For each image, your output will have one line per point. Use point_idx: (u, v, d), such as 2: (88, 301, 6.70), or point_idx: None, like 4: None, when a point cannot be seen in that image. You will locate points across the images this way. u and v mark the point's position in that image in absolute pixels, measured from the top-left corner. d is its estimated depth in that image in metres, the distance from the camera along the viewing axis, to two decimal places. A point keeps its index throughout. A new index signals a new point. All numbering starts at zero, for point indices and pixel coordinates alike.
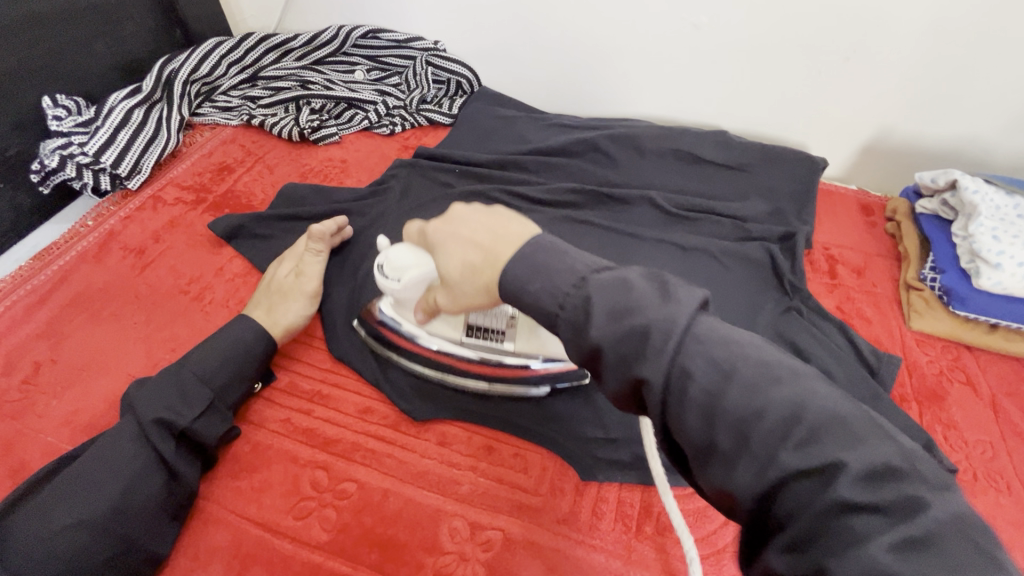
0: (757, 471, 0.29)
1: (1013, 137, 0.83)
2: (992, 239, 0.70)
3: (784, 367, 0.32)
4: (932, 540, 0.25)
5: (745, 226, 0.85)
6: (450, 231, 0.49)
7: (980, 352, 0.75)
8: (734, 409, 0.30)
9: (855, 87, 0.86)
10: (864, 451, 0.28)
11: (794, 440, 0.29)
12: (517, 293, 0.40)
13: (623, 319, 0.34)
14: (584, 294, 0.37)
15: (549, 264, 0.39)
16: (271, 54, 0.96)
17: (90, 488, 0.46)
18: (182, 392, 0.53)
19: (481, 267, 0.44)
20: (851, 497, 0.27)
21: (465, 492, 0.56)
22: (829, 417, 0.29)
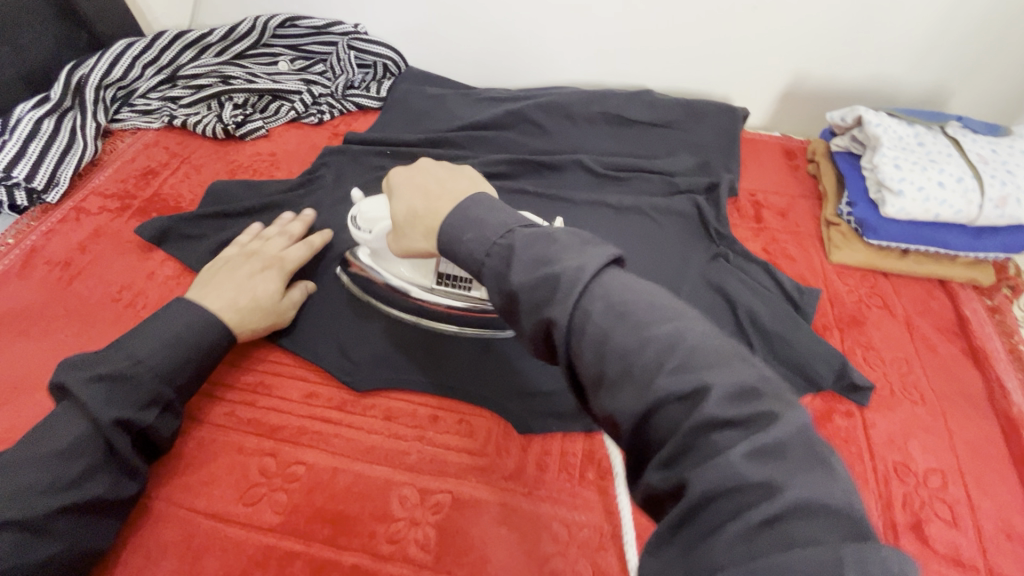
0: (637, 393, 0.32)
1: (916, 69, 0.89)
2: (893, 168, 0.70)
3: (666, 312, 0.35)
4: (777, 449, 0.28)
5: (673, 180, 0.85)
6: (407, 177, 0.56)
7: (896, 278, 0.76)
8: (622, 346, 0.33)
9: (761, 36, 0.89)
10: (731, 374, 0.31)
11: (670, 367, 0.32)
12: (452, 245, 0.44)
13: (540, 268, 0.37)
14: (508, 243, 0.40)
15: (481, 222, 0.43)
16: (188, 52, 0.95)
17: (35, 485, 0.46)
18: (134, 391, 0.53)
19: (419, 215, 0.52)
20: (716, 416, 0.29)
21: (413, 462, 0.58)
22: (700, 348, 0.32)
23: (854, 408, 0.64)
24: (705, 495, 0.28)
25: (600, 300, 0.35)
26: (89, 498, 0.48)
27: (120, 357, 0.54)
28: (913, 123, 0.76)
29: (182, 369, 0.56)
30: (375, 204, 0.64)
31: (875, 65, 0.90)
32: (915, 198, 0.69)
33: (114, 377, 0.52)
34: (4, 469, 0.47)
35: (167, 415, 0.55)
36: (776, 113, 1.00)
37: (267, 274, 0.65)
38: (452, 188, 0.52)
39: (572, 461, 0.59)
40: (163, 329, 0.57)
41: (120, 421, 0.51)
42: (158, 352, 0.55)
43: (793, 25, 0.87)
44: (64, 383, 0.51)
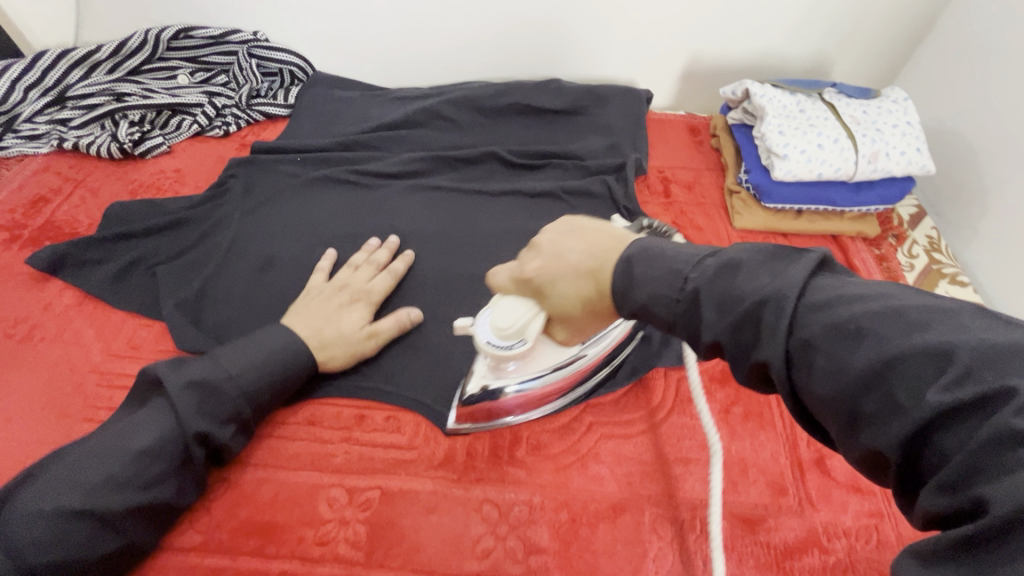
0: (893, 408, 0.29)
1: (797, 43, 0.96)
2: (778, 134, 0.75)
3: (911, 309, 0.31)
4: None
5: (584, 163, 0.88)
6: (551, 255, 0.52)
7: (793, 237, 0.81)
8: (870, 361, 0.30)
9: (656, 20, 0.93)
10: (1016, 372, 0.26)
11: (934, 379, 0.28)
12: (633, 309, 0.43)
13: (732, 304, 0.36)
14: (692, 289, 0.39)
15: (649, 274, 0.42)
16: (76, 71, 0.91)
17: (114, 479, 0.47)
18: (218, 403, 0.53)
19: (599, 301, 0.48)
20: (1013, 420, 0.25)
21: (340, 463, 0.58)
22: (972, 348, 0.28)
23: None
24: (1013, 515, 0.24)
25: (818, 317, 0.32)
26: (155, 501, 0.49)
27: (215, 366, 0.55)
28: (794, 93, 0.81)
29: (265, 389, 0.56)
30: (503, 310, 0.53)
31: (761, 41, 0.96)
32: (799, 160, 0.74)
33: (203, 384, 0.53)
34: (89, 459, 0.48)
35: (241, 433, 0.56)
36: (679, 93, 1.04)
37: (354, 307, 0.65)
38: (601, 245, 0.49)
39: (500, 443, 0.60)
40: (255, 350, 0.57)
41: (201, 434, 0.52)
42: (249, 369, 0.56)
43: (683, 9, 0.91)
44: (165, 379, 0.52)
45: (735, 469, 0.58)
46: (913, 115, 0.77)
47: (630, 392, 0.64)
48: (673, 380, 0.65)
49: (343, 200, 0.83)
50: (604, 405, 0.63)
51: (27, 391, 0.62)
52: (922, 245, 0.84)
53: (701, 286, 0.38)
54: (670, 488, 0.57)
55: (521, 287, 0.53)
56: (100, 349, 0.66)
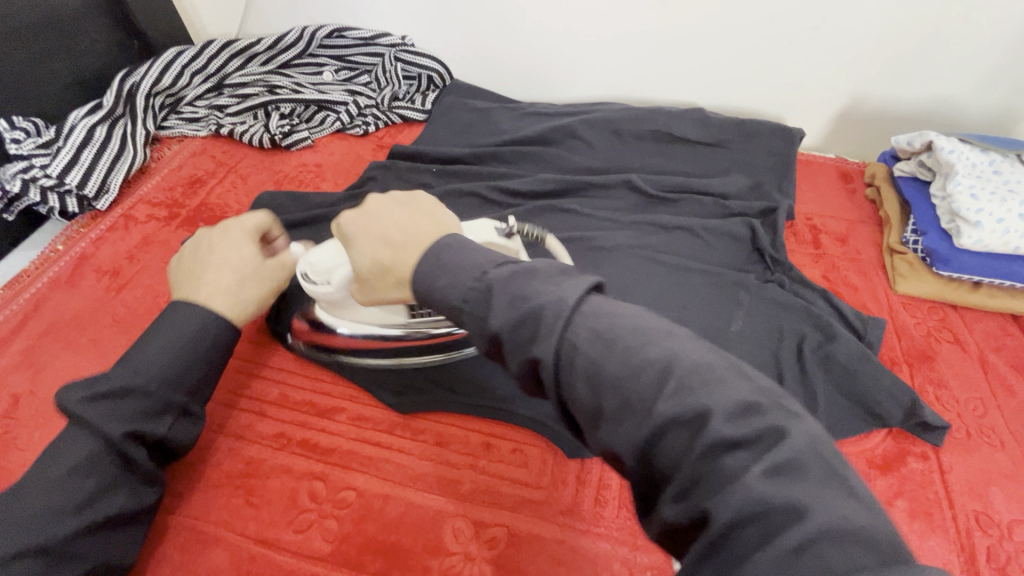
0: (642, 423, 0.29)
1: (980, 93, 0.86)
2: (970, 197, 0.67)
3: (657, 327, 0.33)
4: (795, 465, 0.26)
5: (726, 202, 0.82)
6: (365, 219, 0.47)
7: (965, 310, 0.72)
8: (624, 374, 0.30)
9: (820, 55, 0.86)
10: (728, 390, 0.29)
11: (669, 389, 0.29)
12: (427, 293, 0.38)
13: (518, 307, 0.33)
14: (485, 285, 0.36)
15: (440, 265, 0.38)
16: (236, 60, 0.96)
17: (51, 508, 0.43)
18: (139, 402, 0.48)
19: (391, 267, 0.44)
20: (731, 439, 0.27)
21: (466, 491, 0.56)
22: (694, 366, 0.30)
23: (929, 449, 0.60)
24: (732, 526, 0.25)
25: (584, 331, 0.32)
26: (106, 514, 0.46)
27: (122, 371, 0.49)
28: (988, 150, 0.73)
29: (193, 374, 0.52)
30: (322, 251, 0.56)
31: (939, 88, 0.87)
32: (994, 230, 0.66)
33: (108, 392, 0.47)
34: (9, 496, 0.43)
35: (181, 419, 0.52)
36: (830, 135, 0.97)
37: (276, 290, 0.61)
38: (420, 227, 0.46)
39: (631, 497, 0.56)
40: (160, 341, 0.51)
41: (132, 433, 0.47)
42: (162, 360, 0.50)
43: (853, 45, 0.84)
44: (61, 400, 0.46)
45: None
46: None
47: None
48: None
49: (475, 215, 0.82)
50: None
51: None
52: None
53: (494, 283, 0.35)
54: None
55: (339, 236, 0.55)
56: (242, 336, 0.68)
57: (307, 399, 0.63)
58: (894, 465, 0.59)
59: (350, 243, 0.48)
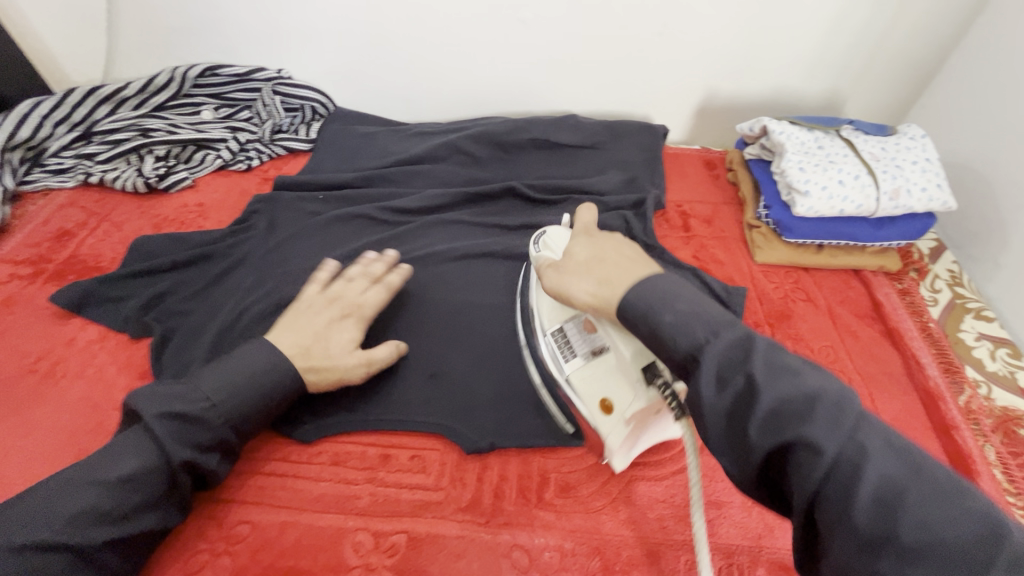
0: (842, 499, 0.33)
1: (810, 81, 0.98)
2: (798, 170, 0.76)
3: (846, 417, 0.35)
4: (935, 560, 0.31)
5: (602, 198, 0.88)
6: (605, 241, 0.54)
7: (815, 271, 0.81)
8: (837, 457, 0.34)
9: (671, 58, 0.95)
10: (902, 492, 0.33)
11: (837, 477, 0.34)
12: (652, 319, 0.43)
13: (730, 388, 0.38)
14: (701, 348, 0.40)
15: (661, 314, 0.43)
16: (104, 107, 0.93)
17: (104, 509, 0.46)
18: (200, 431, 0.52)
19: (610, 275, 0.49)
20: (928, 528, 0.31)
21: (365, 505, 0.56)
22: (867, 466, 0.33)
23: None
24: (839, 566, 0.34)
25: (770, 415, 0.36)
26: (138, 530, 0.48)
27: (195, 394, 0.53)
28: (812, 129, 0.82)
29: (247, 414, 0.55)
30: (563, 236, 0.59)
31: (774, 78, 0.98)
32: (821, 197, 0.74)
33: (181, 413, 0.51)
34: (70, 487, 0.46)
35: (223, 457, 0.54)
36: (693, 128, 1.06)
37: (344, 323, 0.63)
38: (636, 257, 0.51)
39: (528, 484, 0.59)
40: (227, 370, 0.55)
41: (185, 462, 0.50)
42: (228, 393, 0.54)
43: (696, 47, 0.93)
44: (137, 407, 0.51)
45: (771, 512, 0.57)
46: (933, 152, 0.77)
47: None
48: None
49: (366, 235, 0.83)
50: None
51: (47, 429, 0.61)
52: (944, 279, 0.83)
53: (711, 349, 0.39)
54: (706, 533, 0.55)
55: (586, 231, 0.57)
56: (120, 385, 0.65)
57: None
58: None
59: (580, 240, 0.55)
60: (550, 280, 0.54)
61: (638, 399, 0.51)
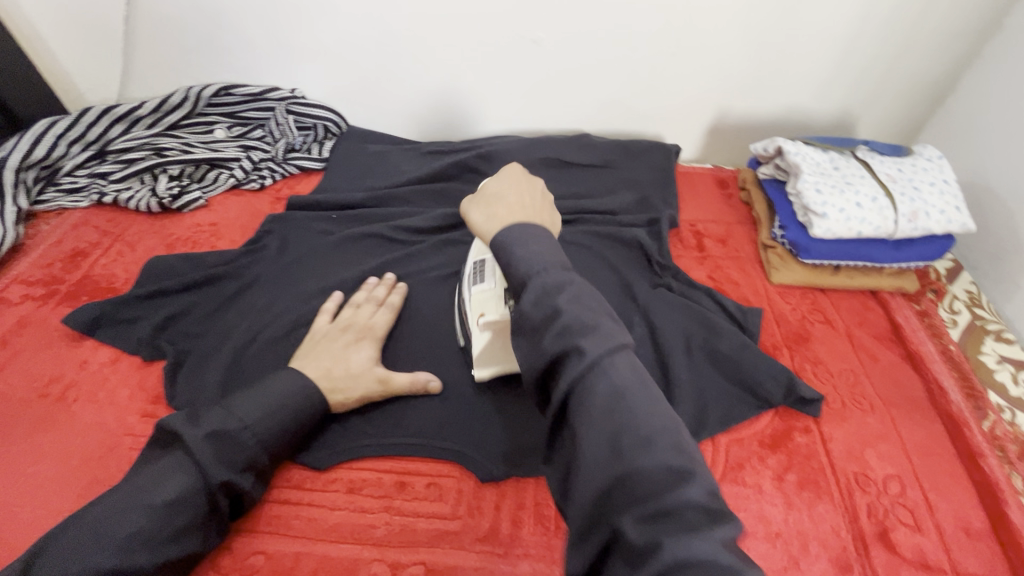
0: (609, 460, 0.35)
1: (822, 100, 0.98)
2: (815, 192, 0.75)
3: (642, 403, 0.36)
4: (677, 532, 0.31)
5: (615, 218, 0.88)
6: (495, 196, 0.52)
7: (831, 292, 0.80)
8: (618, 421, 0.36)
9: (682, 77, 0.95)
10: (670, 466, 0.34)
11: (620, 453, 0.34)
12: (509, 263, 0.44)
13: (545, 301, 0.40)
14: (545, 305, 0.40)
15: (514, 254, 0.45)
16: (117, 126, 0.93)
17: (143, 536, 0.46)
18: (240, 451, 0.52)
19: (508, 230, 0.49)
20: (649, 487, 0.33)
21: (381, 535, 0.55)
22: (651, 448, 0.34)
23: (810, 422, 0.66)
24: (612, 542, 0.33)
25: (595, 384, 0.37)
26: (180, 555, 0.48)
27: (232, 415, 0.54)
28: (827, 150, 0.82)
29: (278, 436, 0.55)
30: None
31: (786, 98, 0.98)
32: (839, 218, 0.74)
33: (224, 433, 0.52)
34: (117, 511, 0.46)
35: (259, 480, 0.55)
36: (705, 146, 1.06)
37: (360, 345, 0.65)
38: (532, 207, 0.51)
39: (547, 513, 0.58)
40: (261, 394, 0.56)
41: (224, 483, 0.51)
42: (263, 416, 0.55)
43: (708, 67, 0.94)
44: (182, 432, 0.51)
45: (796, 544, 0.56)
46: (949, 173, 0.77)
47: None
48: (722, 446, 0.64)
49: (379, 255, 0.83)
50: None
51: (59, 454, 0.60)
52: (962, 300, 0.82)
53: (538, 279, 0.41)
54: None
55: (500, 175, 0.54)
56: (133, 410, 0.64)
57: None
58: (782, 441, 0.64)
59: (481, 196, 0.53)
60: (463, 211, 0.52)
61: (498, 313, 0.58)
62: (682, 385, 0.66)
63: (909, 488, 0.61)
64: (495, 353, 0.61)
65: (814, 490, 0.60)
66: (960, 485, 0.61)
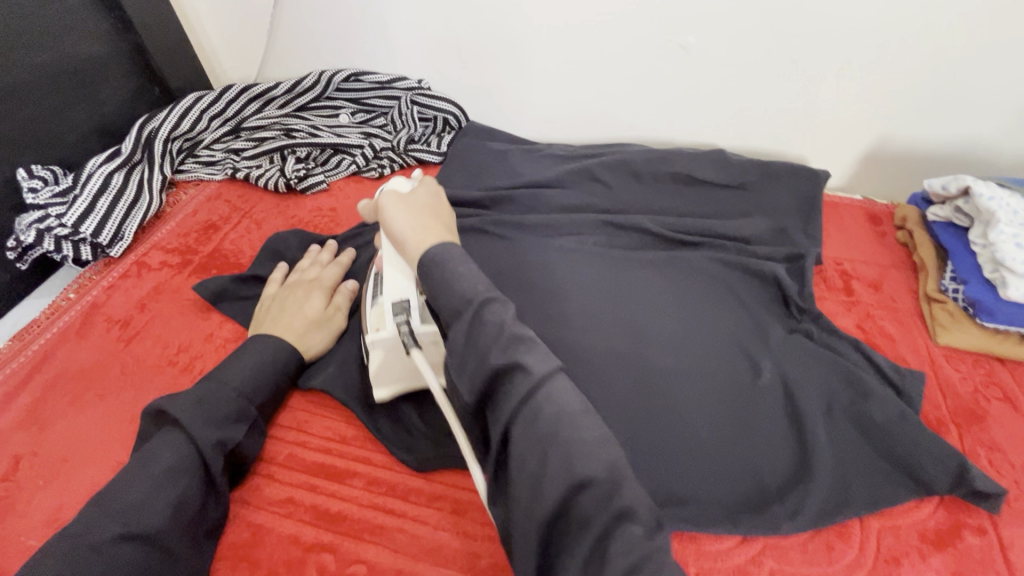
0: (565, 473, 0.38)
1: (1014, 132, 0.83)
2: (1015, 246, 0.63)
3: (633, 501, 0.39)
4: None
5: (749, 248, 0.80)
6: (407, 202, 0.59)
7: (1014, 364, 0.68)
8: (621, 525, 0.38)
9: (844, 95, 0.84)
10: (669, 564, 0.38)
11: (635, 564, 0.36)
12: (446, 273, 0.50)
13: (535, 428, 0.40)
14: (501, 368, 0.43)
15: (452, 283, 0.49)
16: (253, 104, 0.96)
17: (148, 498, 0.47)
18: (224, 410, 0.54)
19: (435, 225, 0.56)
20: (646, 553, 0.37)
21: (484, 566, 0.52)
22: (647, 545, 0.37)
23: (985, 521, 0.55)
24: None
25: (584, 490, 0.38)
26: (190, 513, 0.49)
27: (215, 382, 0.56)
28: None
29: (261, 391, 0.58)
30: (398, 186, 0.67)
31: (968, 128, 0.84)
32: None
33: (205, 397, 0.54)
34: (118, 487, 0.48)
35: (254, 432, 0.58)
36: (855, 175, 0.94)
37: (309, 294, 0.67)
38: (445, 217, 0.60)
39: None
40: (242, 360, 0.59)
41: (216, 444, 0.52)
42: (248, 379, 0.58)
43: (878, 86, 0.82)
44: (165, 408, 0.52)
45: None
46: None
47: (817, 536, 0.55)
48: (872, 532, 0.55)
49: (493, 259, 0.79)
50: (787, 549, 0.54)
51: None
52: None
53: (485, 318, 0.46)
54: None
55: (431, 189, 0.63)
56: None
57: (319, 462, 0.59)
58: (948, 539, 0.54)
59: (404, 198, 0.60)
60: (385, 201, 0.60)
61: (390, 331, 0.56)
62: (824, 450, 0.58)
63: None
64: (393, 373, 0.59)
65: None
66: None
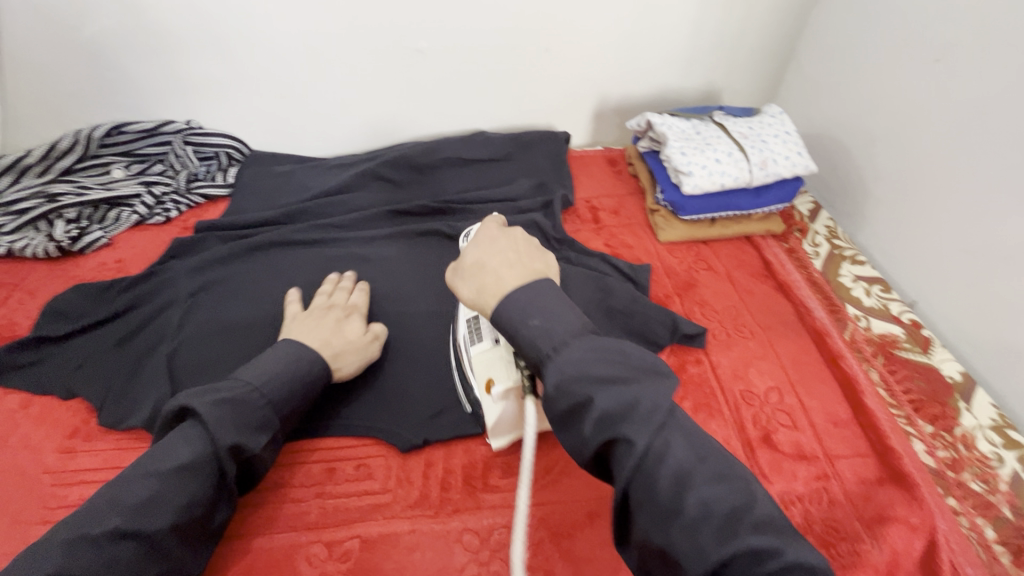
0: (673, 494, 0.38)
1: (686, 76, 1.09)
2: (681, 155, 0.85)
3: (687, 435, 0.41)
4: (762, 549, 0.36)
5: (515, 203, 0.94)
6: (488, 250, 0.54)
7: (711, 244, 0.90)
8: (675, 465, 0.39)
9: (561, 70, 1.04)
10: (726, 488, 0.39)
11: (683, 485, 0.38)
12: (517, 326, 0.47)
13: (576, 389, 0.42)
14: (563, 362, 0.44)
15: (527, 331, 0.47)
16: (5, 178, 0.91)
17: (151, 498, 0.46)
18: (247, 415, 0.52)
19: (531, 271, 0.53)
20: (710, 503, 0.38)
21: (315, 519, 0.58)
22: (698, 469, 0.39)
23: (700, 354, 0.74)
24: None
25: (637, 427, 0.40)
26: (194, 517, 0.48)
27: (237, 382, 0.54)
28: (689, 118, 0.92)
29: (289, 401, 0.56)
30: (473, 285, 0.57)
31: (656, 78, 1.08)
32: (703, 175, 0.83)
33: (230, 399, 0.52)
34: (125, 481, 0.47)
35: (272, 444, 0.55)
36: (594, 131, 1.15)
37: (349, 319, 0.68)
38: (532, 263, 0.53)
39: (473, 472, 0.62)
40: (271, 367, 0.57)
41: (232, 447, 0.50)
42: (269, 381, 0.55)
43: (582, 57, 1.03)
44: (188, 404, 0.50)
45: None
46: (790, 125, 0.89)
47: None
48: None
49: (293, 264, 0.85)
50: None
51: None
52: (823, 234, 0.93)
53: (552, 355, 0.44)
54: None
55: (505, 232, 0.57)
56: (49, 448, 0.65)
57: None
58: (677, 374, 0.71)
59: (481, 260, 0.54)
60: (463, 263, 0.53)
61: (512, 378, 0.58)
62: None
63: (785, 396, 0.69)
64: (509, 424, 0.60)
65: (706, 411, 0.68)
66: (827, 386, 0.71)
